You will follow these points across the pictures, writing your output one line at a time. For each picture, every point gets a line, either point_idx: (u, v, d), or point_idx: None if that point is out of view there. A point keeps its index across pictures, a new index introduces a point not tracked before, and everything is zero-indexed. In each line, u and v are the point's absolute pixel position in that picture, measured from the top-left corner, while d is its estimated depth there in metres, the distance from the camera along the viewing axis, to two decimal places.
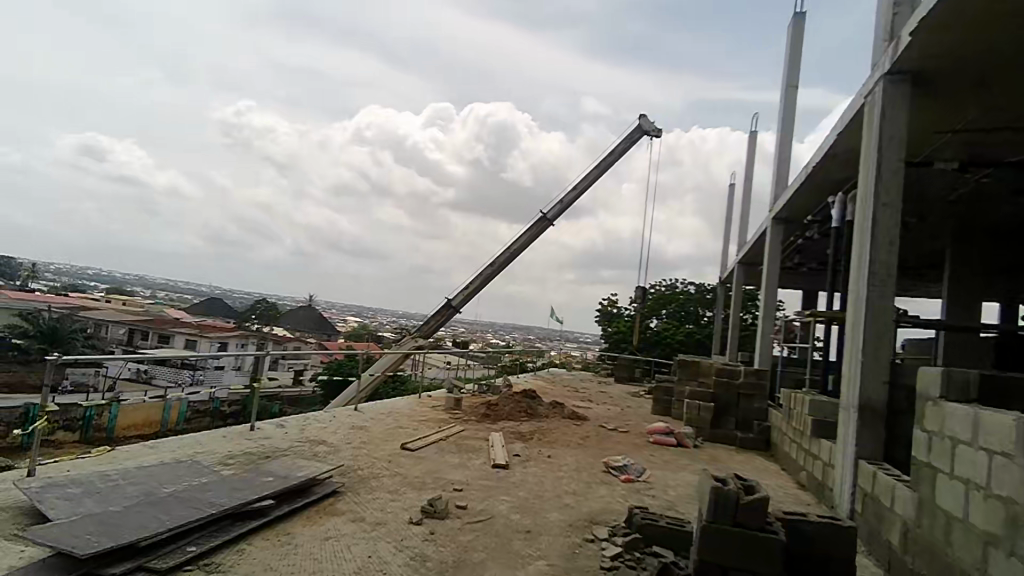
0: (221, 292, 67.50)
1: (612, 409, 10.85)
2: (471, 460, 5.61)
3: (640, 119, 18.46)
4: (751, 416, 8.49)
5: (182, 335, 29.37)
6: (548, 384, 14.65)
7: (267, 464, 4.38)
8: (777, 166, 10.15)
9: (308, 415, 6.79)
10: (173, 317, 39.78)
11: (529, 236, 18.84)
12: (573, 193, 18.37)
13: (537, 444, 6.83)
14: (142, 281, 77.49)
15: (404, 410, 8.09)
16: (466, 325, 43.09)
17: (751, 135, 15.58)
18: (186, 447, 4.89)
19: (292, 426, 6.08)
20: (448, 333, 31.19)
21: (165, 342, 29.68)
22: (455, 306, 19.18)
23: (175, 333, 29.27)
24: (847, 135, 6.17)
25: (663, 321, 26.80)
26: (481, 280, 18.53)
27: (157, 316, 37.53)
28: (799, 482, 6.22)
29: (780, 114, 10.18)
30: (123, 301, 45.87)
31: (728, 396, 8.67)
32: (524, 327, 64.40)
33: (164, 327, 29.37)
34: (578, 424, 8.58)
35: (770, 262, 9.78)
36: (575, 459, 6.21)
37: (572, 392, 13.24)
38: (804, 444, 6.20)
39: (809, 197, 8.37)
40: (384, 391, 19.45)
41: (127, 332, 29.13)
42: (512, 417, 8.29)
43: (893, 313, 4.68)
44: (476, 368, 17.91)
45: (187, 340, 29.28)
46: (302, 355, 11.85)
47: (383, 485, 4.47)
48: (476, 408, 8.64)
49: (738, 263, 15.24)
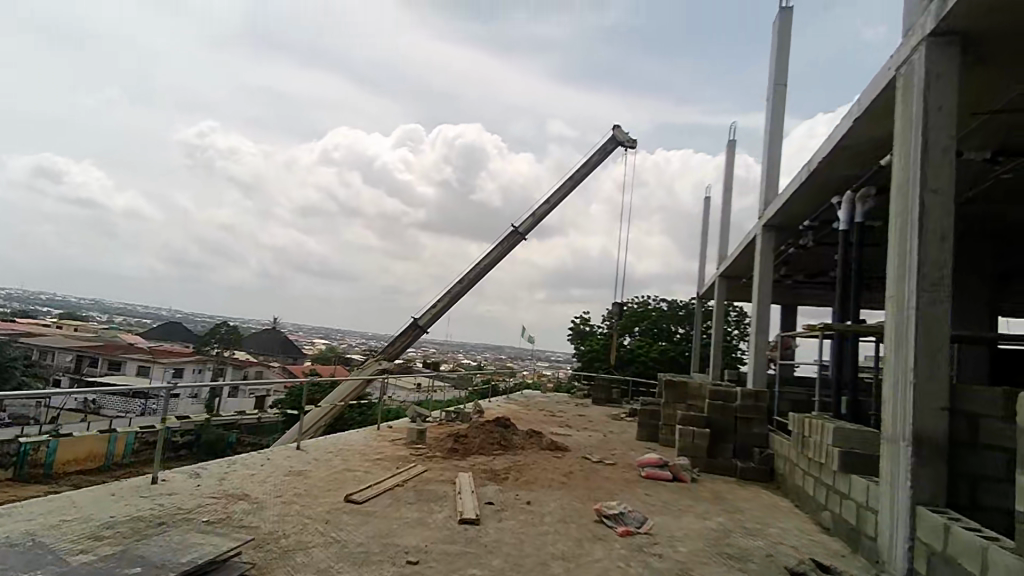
0: (182, 316, 64.92)
1: (594, 436, 9.86)
2: (433, 515, 4.52)
3: (613, 128, 17.81)
4: (750, 442, 7.63)
5: (135, 361, 27.52)
6: (522, 408, 13.56)
7: (147, 543, 3.23)
8: (766, 168, 9.44)
9: (234, 459, 5.64)
10: (127, 342, 37.47)
11: (499, 251, 17.91)
12: (545, 206, 17.54)
13: (513, 486, 5.77)
14: (96, 305, 73.82)
15: (358, 447, 6.95)
16: (434, 345, 41.75)
17: (729, 144, 15.04)
18: (51, 514, 3.71)
19: (208, 477, 4.93)
20: (417, 354, 29.97)
21: (116, 369, 27.63)
22: (423, 326, 18.04)
23: (126, 360, 27.27)
24: (864, 122, 5.40)
25: (636, 339, 26.05)
26: (449, 297, 17.49)
27: (109, 341, 35.24)
28: (822, 524, 5.28)
29: (768, 116, 9.54)
30: (74, 326, 43.21)
31: (724, 421, 7.77)
32: (495, 348, 63.17)
33: (116, 354, 27.35)
34: (558, 457, 7.56)
35: (762, 272, 9.00)
36: (559, 504, 5.17)
37: (547, 416, 12.22)
38: (827, 480, 5.27)
39: (807, 200, 7.64)
40: (349, 417, 18.10)
41: (74, 359, 26.99)
42: (483, 452, 7.21)
43: (948, 323, 3.80)
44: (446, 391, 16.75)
45: (141, 367, 27.38)
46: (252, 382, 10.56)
47: (312, 562, 3.35)
48: (442, 441, 7.55)
49: (719, 277, 14.54)
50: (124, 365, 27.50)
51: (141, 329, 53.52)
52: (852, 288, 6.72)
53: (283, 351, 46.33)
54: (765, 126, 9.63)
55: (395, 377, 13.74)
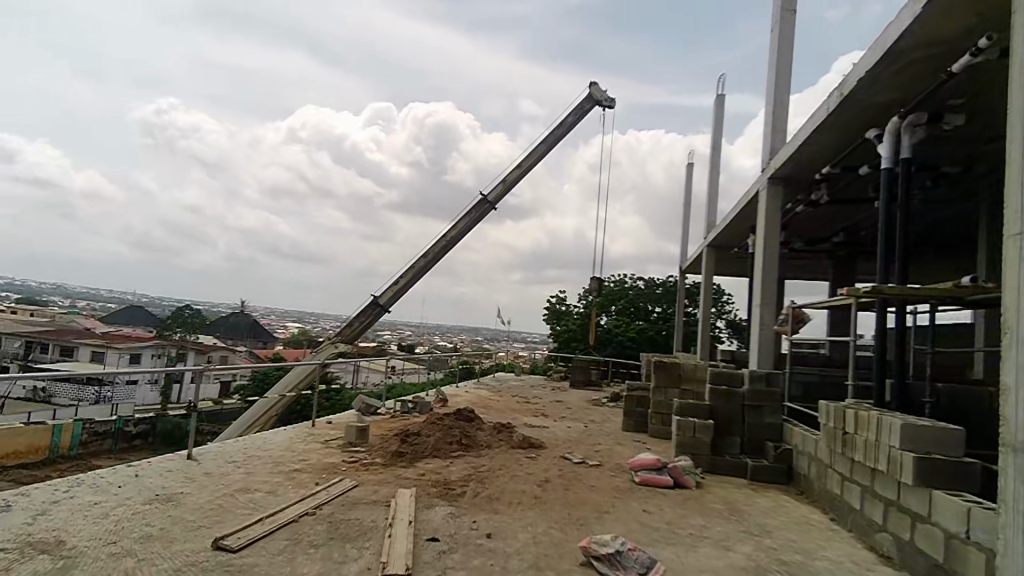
0: (144, 299, 62.09)
1: (575, 427, 8.50)
2: (346, 566, 3.07)
3: (589, 86, 16.26)
4: (760, 435, 6.38)
5: (88, 348, 25.49)
6: (493, 395, 12.11)
7: None
8: (773, 111, 8.03)
9: (83, 481, 4.09)
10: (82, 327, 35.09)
11: (468, 221, 16.35)
12: (516, 172, 15.98)
13: (470, 505, 4.36)
14: (57, 288, 70.30)
15: (277, 452, 5.44)
16: (407, 325, 40.17)
17: (718, 100, 13.60)
18: None
19: (17, 514, 3.39)
20: (389, 336, 28.37)
21: (70, 356, 25.62)
22: (384, 305, 16.45)
23: (79, 345, 25.20)
24: (937, 9, 3.97)
25: (613, 319, 24.81)
26: (413, 272, 15.91)
27: (61, 326, 32.88)
28: (880, 550, 4.01)
29: (774, 50, 8.11)
30: (28, 311, 40.66)
31: (729, 410, 6.48)
32: (470, 328, 61.73)
33: (68, 339, 25.33)
34: (531, 457, 6.15)
35: (768, 234, 7.67)
36: (530, 535, 3.76)
37: (521, 404, 10.80)
38: (887, 492, 4.00)
39: (829, 142, 6.25)
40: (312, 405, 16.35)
41: (24, 346, 24.85)
42: (437, 454, 5.76)
43: None
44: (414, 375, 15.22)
45: (94, 354, 25.36)
46: (200, 370, 8.96)
47: None
48: (387, 439, 6.09)
49: (707, 248, 13.23)
50: (77, 352, 25.46)
51: (102, 313, 50.96)
52: (880, 246, 5.16)
53: (250, 335, 44.26)
54: (770, 62, 8.20)
55: (352, 362, 12.14)
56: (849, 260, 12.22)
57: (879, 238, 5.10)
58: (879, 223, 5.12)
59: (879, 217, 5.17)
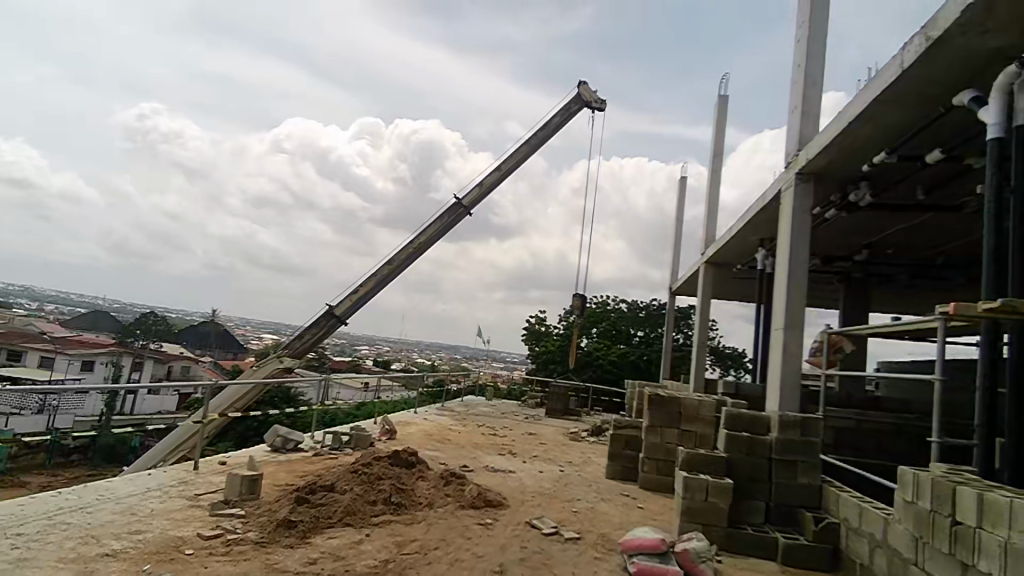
0: (111, 304, 59.37)
1: (549, 473, 6.83)
2: None
3: (578, 86, 14.87)
4: (790, 499, 4.81)
5: (36, 352, 23.46)
6: (456, 424, 10.36)
7: None
8: (804, 91, 6.60)
9: None
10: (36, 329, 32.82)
11: (438, 226, 14.75)
12: (495, 174, 14.46)
13: None
14: (23, 290, 67.29)
15: (107, 519, 3.69)
16: (381, 342, 38.25)
17: (719, 101, 12.27)
18: None
19: None
20: (360, 351, 26.55)
21: (14, 361, 23.50)
22: (340, 316, 14.65)
23: (26, 350, 23.16)
24: None
25: (594, 341, 23.23)
26: (374, 281, 14.21)
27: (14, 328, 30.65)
28: None
29: (805, 19, 6.72)
30: None
31: (753, 465, 4.91)
32: (448, 346, 59.96)
33: (15, 342, 23.28)
34: (486, 525, 4.46)
35: (796, 240, 6.17)
36: None
37: (485, 438, 9.07)
38: None
39: (890, 118, 4.81)
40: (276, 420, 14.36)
41: None
42: (352, 519, 4.07)
43: None
44: (393, 391, 13.55)
45: (42, 359, 23.35)
46: (167, 385, 6.86)
47: None
48: (286, 493, 4.37)
49: (705, 265, 11.75)
50: (24, 356, 23.42)
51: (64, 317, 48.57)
52: (990, 253, 3.60)
53: (219, 344, 41.97)
54: (800, 34, 6.81)
55: (319, 380, 10.31)
56: (863, 282, 10.78)
57: (987, 239, 3.60)
58: (985, 215, 3.61)
59: (986, 208, 3.66)
